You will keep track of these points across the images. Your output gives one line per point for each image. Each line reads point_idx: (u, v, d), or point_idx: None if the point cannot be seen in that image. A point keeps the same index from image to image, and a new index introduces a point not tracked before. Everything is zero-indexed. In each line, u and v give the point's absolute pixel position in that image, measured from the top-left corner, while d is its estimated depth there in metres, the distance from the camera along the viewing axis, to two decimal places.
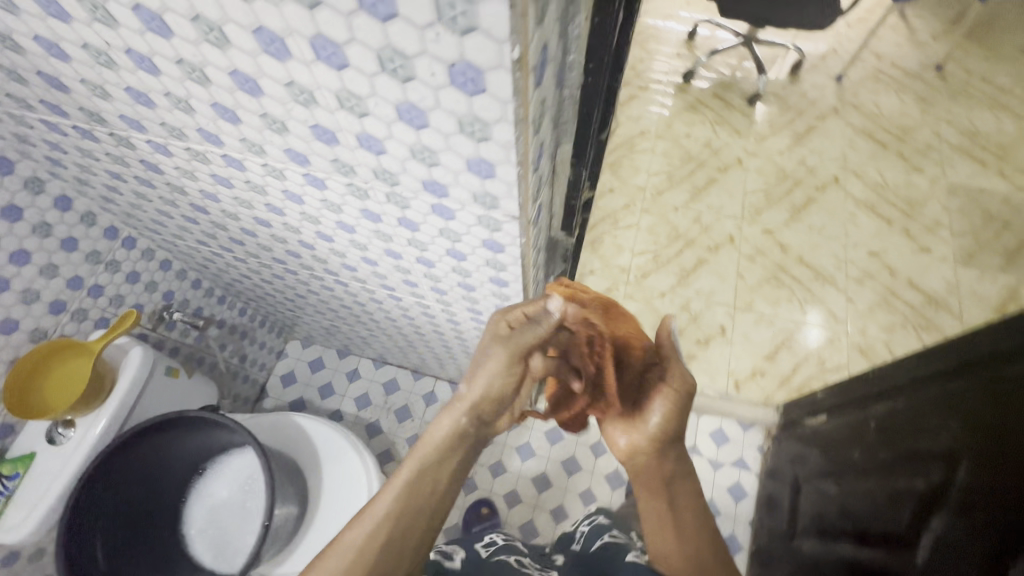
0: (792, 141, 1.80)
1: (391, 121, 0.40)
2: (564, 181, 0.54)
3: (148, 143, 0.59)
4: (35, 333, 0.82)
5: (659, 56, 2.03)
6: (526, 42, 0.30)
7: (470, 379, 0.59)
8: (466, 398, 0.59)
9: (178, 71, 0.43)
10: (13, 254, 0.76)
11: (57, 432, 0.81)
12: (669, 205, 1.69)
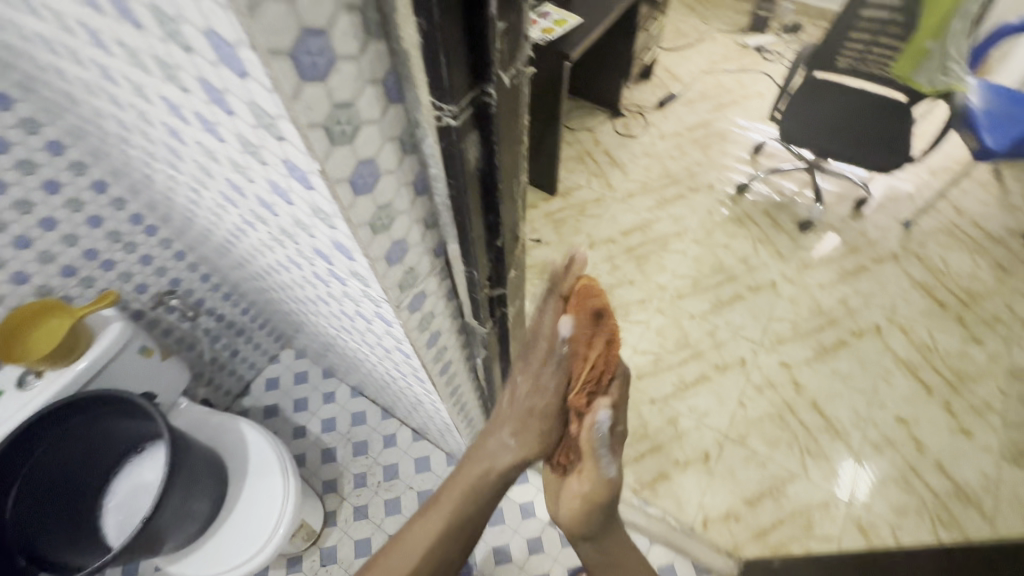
0: (837, 277, 1.69)
1: (269, 191, 0.45)
2: (462, 277, 0.55)
3: (142, 157, 0.68)
4: (42, 289, 0.94)
5: (719, 161, 2.01)
6: (325, 157, 0.32)
7: (509, 403, 0.56)
8: (508, 425, 0.55)
9: (135, 112, 0.51)
10: (43, 220, 0.89)
11: (29, 378, 0.89)
12: (686, 311, 1.63)
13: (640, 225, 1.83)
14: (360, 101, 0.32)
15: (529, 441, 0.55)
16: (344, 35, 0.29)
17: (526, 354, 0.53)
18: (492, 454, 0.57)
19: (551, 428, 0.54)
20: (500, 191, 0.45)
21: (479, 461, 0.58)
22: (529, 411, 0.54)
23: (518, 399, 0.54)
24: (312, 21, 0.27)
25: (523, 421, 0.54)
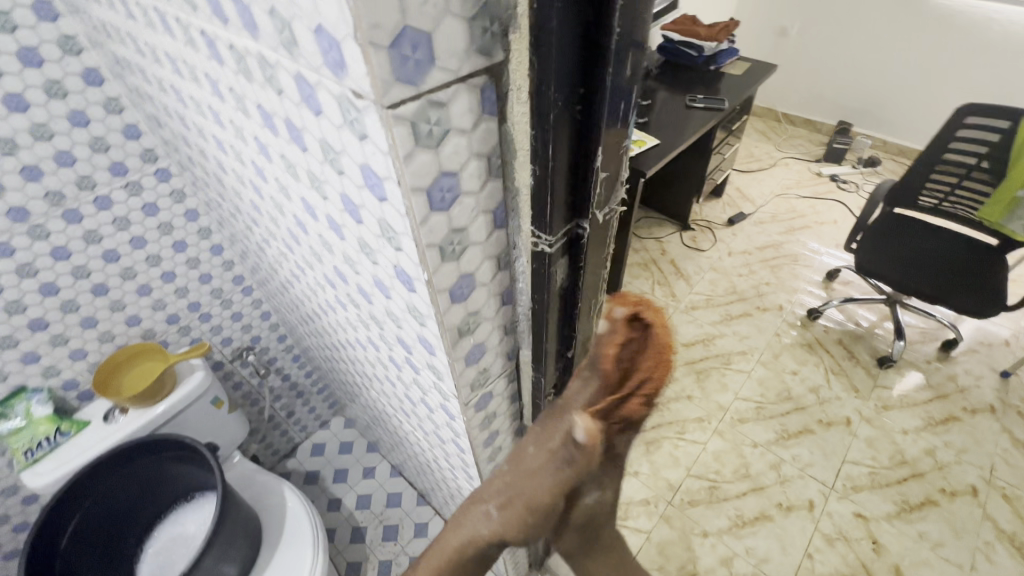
0: (923, 424, 1.54)
1: (370, 284, 0.50)
2: (530, 382, 0.57)
3: (263, 233, 0.78)
4: (146, 332, 1.05)
5: (790, 284, 1.97)
6: (434, 270, 0.37)
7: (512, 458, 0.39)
8: (500, 487, 0.38)
9: (272, 203, 0.60)
10: (165, 273, 1.02)
11: (114, 413, 0.97)
12: (747, 438, 1.53)
13: (702, 339, 1.79)
14: (471, 227, 0.37)
15: (513, 518, 0.36)
16: (471, 176, 0.34)
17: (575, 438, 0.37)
18: (466, 514, 0.40)
19: (541, 510, 0.36)
20: (578, 309, 0.47)
21: (453, 530, 0.40)
22: (523, 479, 0.37)
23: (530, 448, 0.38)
24: (449, 165, 0.32)
25: (515, 484, 0.37)
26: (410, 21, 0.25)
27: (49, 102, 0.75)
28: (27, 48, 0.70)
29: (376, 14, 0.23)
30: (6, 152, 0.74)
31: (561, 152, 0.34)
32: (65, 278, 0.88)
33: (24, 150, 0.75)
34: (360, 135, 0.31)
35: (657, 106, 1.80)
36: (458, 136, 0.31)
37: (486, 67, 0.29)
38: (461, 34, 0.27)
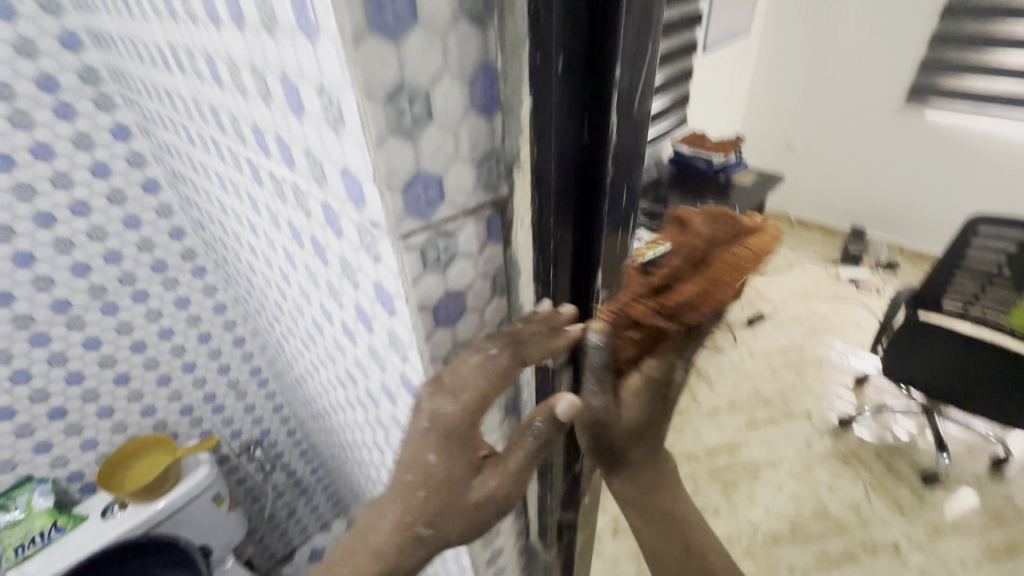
0: (984, 554, 1.38)
1: (378, 389, 0.50)
2: (534, 497, 0.55)
3: (284, 329, 0.81)
4: (159, 422, 1.05)
5: (817, 388, 1.90)
6: None
7: (419, 479, 0.36)
8: (412, 507, 0.36)
9: (295, 303, 0.63)
10: (187, 363, 1.04)
11: (113, 509, 0.96)
12: (784, 562, 1.38)
13: (727, 446, 1.70)
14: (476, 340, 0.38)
15: (437, 512, 0.36)
16: (477, 295, 0.36)
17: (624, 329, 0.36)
18: (381, 542, 0.37)
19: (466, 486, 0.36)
20: None
21: (369, 554, 0.37)
22: (435, 474, 0.35)
23: (440, 464, 0.35)
24: (455, 286, 0.34)
25: (445, 501, 0.36)
26: (423, 168, 0.28)
27: (109, 208, 0.83)
28: (100, 163, 0.80)
29: (393, 165, 0.26)
30: (62, 251, 0.81)
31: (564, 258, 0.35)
32: (92, 367, 0.91)
33: (78, 249, 0.82)
34: (375, 257, 0.33)
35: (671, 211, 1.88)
36: (466, 260, 0.33)
37: (493, 200, 0.33)
38: (469, 175, 0.30)
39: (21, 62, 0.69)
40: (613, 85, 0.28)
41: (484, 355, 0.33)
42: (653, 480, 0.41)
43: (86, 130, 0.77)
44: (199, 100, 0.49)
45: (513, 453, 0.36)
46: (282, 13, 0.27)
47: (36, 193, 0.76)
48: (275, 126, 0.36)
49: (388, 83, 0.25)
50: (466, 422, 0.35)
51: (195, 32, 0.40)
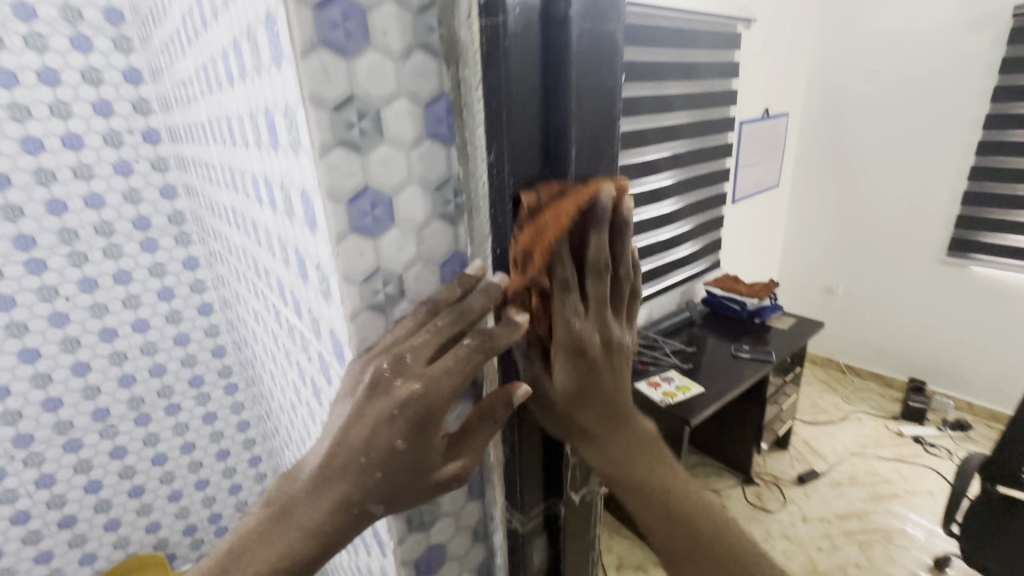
0: None
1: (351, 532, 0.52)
2: None
3: (290, 455, 0.86)
4: (160, 541, 1.10)
5: (888, 569, 1.63)
6: (399, 540, 0.38)
7: (381, 467, 0.33)
8: (369, 484, 0.33)
9: (300, 435, 0.69)
10: (200, 481, 1.11)
11: None
12: None
13: None
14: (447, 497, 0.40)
15: (393, 487, 0.34)
16: None
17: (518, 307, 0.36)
18: (326, 516, 0.34)
19: (423, 470, 0.34)
20: None
21: (310, 519, 0.34)
22: (394, 449, 0.33)
23: (407, 453, 0.33)
24: None
25: (406, 482, 0.34)
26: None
27: (165, 326, 0.99)
28: (166, 288, 0.97)
29: (364, 334, 0.35)
30: (114, 362, 0.95)
31: (532, 411, 0.40)
32: (112, 477, 1.00)
33: (129, 361, 0.97)
34: None
35: (704, 353, 1.85)
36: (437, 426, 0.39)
37: None
38: None
39: (126, 207, 0.91)
40: None
41: (463, 349, 0.33)
42: (628, 448, 0.42)
43: (161, 261, 0.95)
44: (247, 251, 0.61)
45: (475, 428, 0.36)
46: (298, 210, 0.37)
47: (107, 312, 0.92)
48: (291, 286, 0.45)
49: (365, 268, 0.34)
50: (439, 411, 0.33)
51: (250, 202, 0.51)
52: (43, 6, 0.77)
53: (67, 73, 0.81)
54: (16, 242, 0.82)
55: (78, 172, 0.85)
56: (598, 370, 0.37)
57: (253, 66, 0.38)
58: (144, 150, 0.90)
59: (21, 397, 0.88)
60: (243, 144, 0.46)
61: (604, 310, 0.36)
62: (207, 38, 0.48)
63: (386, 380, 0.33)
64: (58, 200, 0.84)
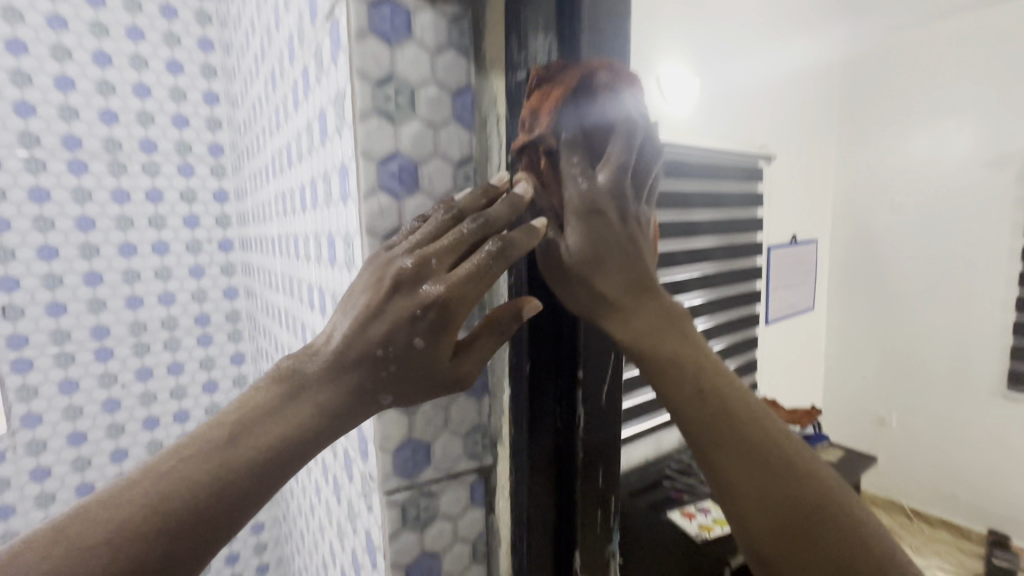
0: None
1: None
2: None
3: (300, 561, 0.83)
4: None
5: None
6: None
7: (397, 359, 0.32)
8: (386, 372, 0.32)
9: (314, 539, 0.67)
10: None
11: None
12: None
13: None
14: None
15: (405, 381, 0.32)
16: (454, 558, 0.41)
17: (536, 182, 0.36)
18: (337, 394, 0.32)
19: (434, 367, 0.33)
20: None
21: (315, 396, 0.32)
22: (410, 339, 0.31)
23: (424, 349, 0.32)
24: (431, 546, 0.39)
25: (418, 376, 0.32)
26: (414, 435, 0.38)
27: (202, 418, 1.06)
28: (212, 381, 1.07)
29: (387, 430, 0.37)
30: (151, 451, 1.02)
31: (541, 521, 0.40)
32: None
33: None
34: (369, 505, 0.40)
35: None
36: (444, 521, 0.40)
37: (477, 467, 0.41)
38: (456, 445, 0.40)
39: (192, 304, 1.03)
40: (601, 382, 0.40)
41: (485, 253, 0.32)
42: (654, 326, 0.36)
43: (212, 354, 1.06)
44: (290, 348, 0.68)
45: (481, 342, 0.35)
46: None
47: (155, 401, 1.01)
48: None
49: None
50: (460, 314, 0.32)
51: (303, 306, 0.59)
52: (164, 142, 0.97)
53: (170, 193, 0.99)
54: (97, 353, 0.95)
55: (159, 273, 0.99)
56: (615, 231, 0.34)
57: (324, 201, 0.45)
58: (218, 256, 1.05)
59: (57, 479, 0.94)
60: (305, 259, 0.55)
61: (621, 168, 0.34)
62: (286, 168, 0.58)
63: (413, 276, 0.32)
64: (137, 296, 0.98)
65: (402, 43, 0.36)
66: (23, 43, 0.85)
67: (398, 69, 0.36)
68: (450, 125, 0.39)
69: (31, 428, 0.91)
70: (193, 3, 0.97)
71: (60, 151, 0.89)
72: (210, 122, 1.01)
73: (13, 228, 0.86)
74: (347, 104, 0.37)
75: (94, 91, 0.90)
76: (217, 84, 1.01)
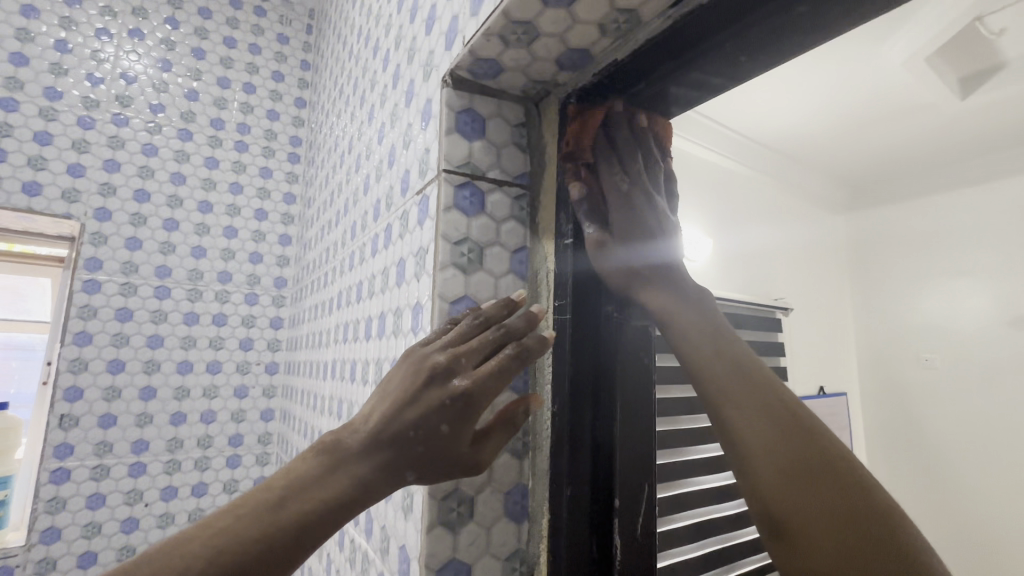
0: None
1: None
2: None
3: None
4: None
5: None
6: None
7: (424, 441, 0.34)
8: (418, 444, 0.34)
9: None
10: None
11: None
12: None
13: None
14: None
15: (434, 456, 0.34)
16: None
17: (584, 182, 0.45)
18: (372, 468, 0.33)
19: (455, 446, 0.35)
20: None
21: (351, 464, 0.33)
22: (441, 413, 0.34)
23: (450, 431, 0.34)
24: None
25: (442, 453, 0.34)
26: (458, 555, 0.42)
27: None
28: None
29: (434, 549, 0.41)
30: None
31: None
32: None
33: None
34: None
35: None
36: None
37: None
38: (494, 569, 0.43)
39: (229, 424, 1.10)
40: (633, 518, 0.44)
41: (505, 356, 0.36)
42: (686, 304, 0.41)
43: (236, 477, 1.09)
44: None
45: (496, 432, 0.38)
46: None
47: (172, 523, 1.02)
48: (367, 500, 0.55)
49: (447, 488, 0.42)
50: (481, 405, 0.35)
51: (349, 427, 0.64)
52: (238, 275, 1.14)
53: (232, 317, 1.12)
54: (132, 467, 1.00)
55: (206, 391, 1.08)
56: (641, 216, 0.42)
57: (392, 330, 0.54)
58: (262, 378, 1.14)
59: None
60: (362, 382, 0.61)
61: (637, 175, 0.44)
62: (354, 302, 0.68)
63: (445, 369, 0.35)
64: (181, 412, 1.05)
65: (477, 215, 0.47)
66: (148, 193, 1.07)
67: (472, 234, 0.46)
68: (508, 278, 0.48)
69: (47, 543, 0.91)
70: (284, 168, 1.22)
71: (151, 278, 1.05)
72: (280, 260, 1.19)
73: (93, 342, 0.98)
74: (429, 258, 0.46)
75: (192, 232, 1.10)
76: (293, 228, 1.21)
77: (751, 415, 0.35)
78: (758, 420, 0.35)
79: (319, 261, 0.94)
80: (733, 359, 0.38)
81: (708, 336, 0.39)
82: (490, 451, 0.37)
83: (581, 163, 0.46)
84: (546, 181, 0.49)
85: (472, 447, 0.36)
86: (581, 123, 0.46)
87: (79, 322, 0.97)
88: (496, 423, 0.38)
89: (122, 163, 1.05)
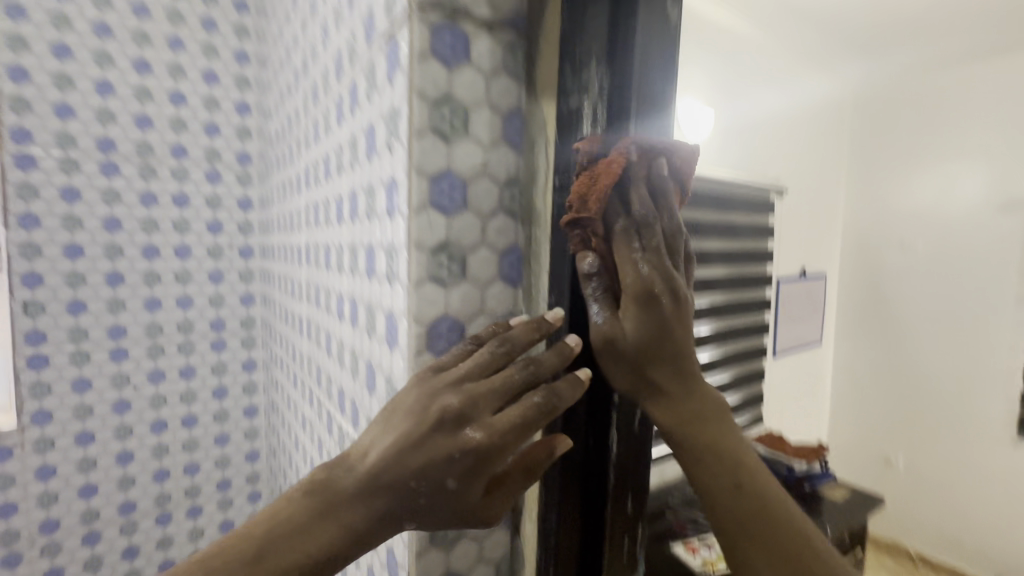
0: None
1: None
2: None
3: None
4: None
5: None
6: None
7: (428, 493, 0.33)
8: (421, 494, 0.32)
9: None
10: None
11: None
12: None
13: None
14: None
15: (437, 509, 0.33)
16: None
17: (592, 258, 0.36)
18: (373, 507, 0.33)
19: (464, 501, 0.33)
20: None
21: (356, 502, 0.33)
22: (446, 469, 0.32)
23: (453, 482, 0.32)
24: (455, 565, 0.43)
25: (444, 506, 0.33)
26: None
27: (211, 424, 1.07)
28: (222, 387, 1.08)
29: None
30: (156, 455, 1.02)
31: (565, 540, 0.42)
32: None
33: (169, 457, 1.03)
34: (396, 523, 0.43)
35: None
36: (469, 543, 0.43)
37: None
38: None
39: (209, 309, 1.06)
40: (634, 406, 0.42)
41: (531, 404, 0.33)
42: (695, 415, 0.37)
43: (224, 360, 1.08)
44: (311, 358, 0.67)
45: (512, 478, 0.35)
46: (380, 325, 0.44)
47: (165, 403, 1.02)
48: (353, 394, 0.50)
49: None
50: (492, 462, 0.32)
51: (326, 313, 0.59)
52: (194, 150, 1.02)
53: (196, 198, 1.03)
54: (113, 353, 0.97)
55: (179, 276, 1.02)
56: (666, 321, 0.35)
57: (364, 212, 0.46)
58: (237, 263, 1.08)
59: (62, 478, 0.93)
60: (336, 270, 0.54)
61: (660, 257, 0.35)
62: (322, 181, 0.58)
63: (455, 415, 0.33)
64: (156, 298, 1.00)
65: (459, 66, 0.38)
66: (69, 49, 0.89)
67: (454, 91, 0.38)
68: (498, 149, 0.41)
69: (41, 426, 0.91)
70: (231, 18, 1.03)
71: (94, 153, 0.93)
72: (241, 131, 1.06)
73: (42, 225, 0.89)
74: (402, 122, 0.38)
75: (132, 98, 0.95)
76: (251, 95, 1.06)
77: (759, 540, 0.36)
78: (765, 544, 0.36)
79: (283, 135, 0.82)
80: (739, 480, 0.37)
81: (719, 455, 0.37)
82: (503, 505, 0.35)
83: (591, 232, 0.36)
84: (545, 22, 0.40)
85: (482, 504, 0.34)
86: (593, 172, 0.35)
87: (21, 203, 0.87)
88: (512, 472, 0.35)
89: (27, 8, 0.86)
